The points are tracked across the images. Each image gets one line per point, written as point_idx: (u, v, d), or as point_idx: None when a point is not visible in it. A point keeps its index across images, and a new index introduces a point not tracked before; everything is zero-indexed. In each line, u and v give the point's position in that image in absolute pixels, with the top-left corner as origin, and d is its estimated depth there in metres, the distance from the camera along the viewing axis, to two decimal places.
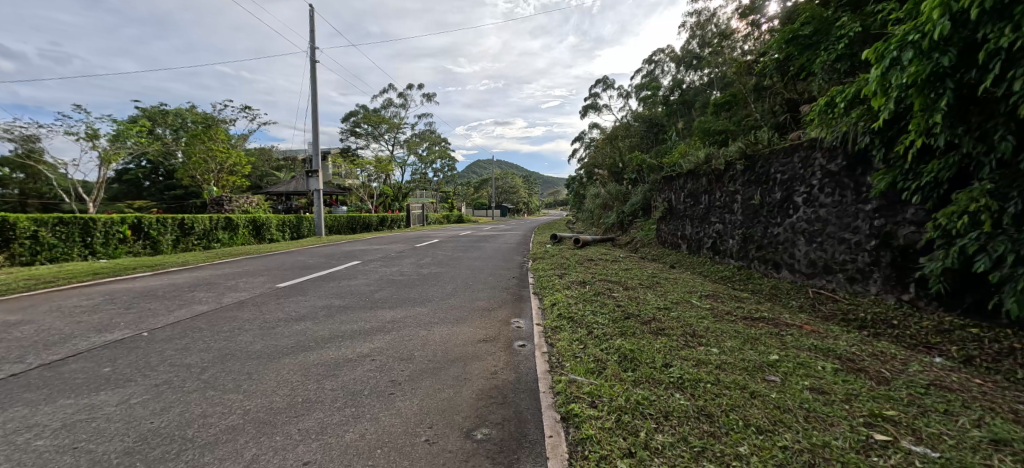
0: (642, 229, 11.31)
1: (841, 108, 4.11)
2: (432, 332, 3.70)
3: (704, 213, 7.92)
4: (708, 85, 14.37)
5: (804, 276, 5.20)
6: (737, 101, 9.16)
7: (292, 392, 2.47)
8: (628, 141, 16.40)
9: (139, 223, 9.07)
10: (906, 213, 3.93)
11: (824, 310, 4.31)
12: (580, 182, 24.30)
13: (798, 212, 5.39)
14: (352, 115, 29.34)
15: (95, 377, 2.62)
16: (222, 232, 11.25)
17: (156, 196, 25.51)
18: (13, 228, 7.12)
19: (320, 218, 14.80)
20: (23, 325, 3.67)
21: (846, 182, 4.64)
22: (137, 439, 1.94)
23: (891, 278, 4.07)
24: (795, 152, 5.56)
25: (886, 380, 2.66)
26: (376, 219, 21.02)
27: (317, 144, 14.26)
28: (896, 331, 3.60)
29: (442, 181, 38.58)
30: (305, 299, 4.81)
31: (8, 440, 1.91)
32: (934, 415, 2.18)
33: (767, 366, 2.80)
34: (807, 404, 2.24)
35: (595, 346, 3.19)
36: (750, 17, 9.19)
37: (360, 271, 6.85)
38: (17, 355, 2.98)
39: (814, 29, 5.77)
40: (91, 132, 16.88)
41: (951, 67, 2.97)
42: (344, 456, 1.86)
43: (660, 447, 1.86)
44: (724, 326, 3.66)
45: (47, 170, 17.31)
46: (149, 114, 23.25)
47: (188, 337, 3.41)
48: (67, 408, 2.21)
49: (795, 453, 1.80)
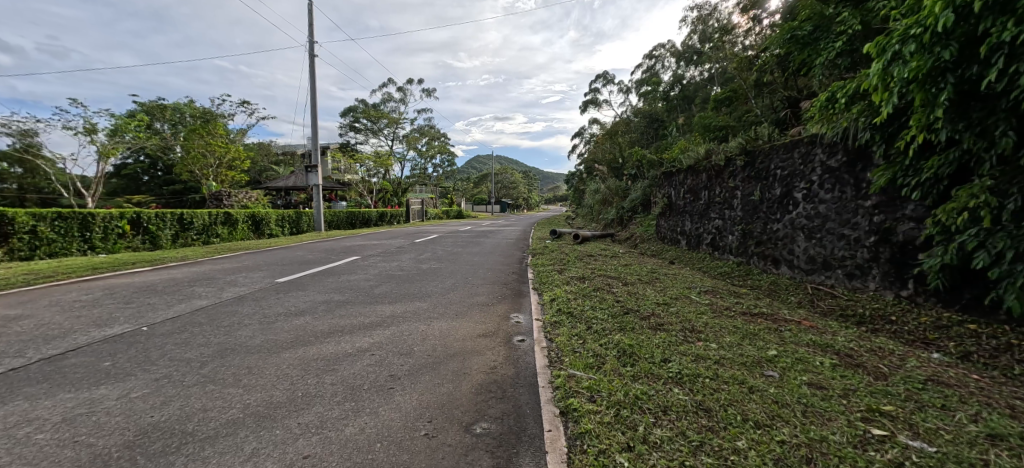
0: (642, 225, 11.29)
1: (841, 103, 4.11)
2: (431, 328, 3.70)
3: (704, 210, 7.91)
4: (709, 80, 14.00)
5: (803, 272, 5.19)
6: (738, 97, 9.14)
7: (292, 386, 2.48)
8: (628, 136, 16.94)
9: (138, 218, 9.07)
10: (905, 209, 3.95)
11: (822, 306, 4.32)
12: (580, 178, 24.30)
13: (798, 208, 5.38)
14: (351, 110, 29.04)
15: (95, 371, 2.63)
16: (222, 227, 11.26)
17: (156, 191, 25.56)
18: (12, 223, 7.12)
19: (319, 214, 14.86)
20: (24, 319, 3.67)
21: (847, 178, 4.62)
22: (138, 433, 1.95)
23: (890, 274, 4.07)
24: (796, 148, 5.54)
25: (885, 375, 2.68)
26: (376, 213, 20.91)
27: (316, 139, 14.20)
28: (895, 326, 3.61)
29: (443, 176, 38.64)
30: (305, 294, 4.81)
31: (9, 435, 1.91)
32: (931, 410, 2.19)
33: (766, 362, 2.81)
34: (804, 399, 2.25)
35: (595, 341, 3.20)
36: (750, 11, 9.18)
37: (360, 266, 6.85)
38: (17, 349, 2.98)
39: (814, 25, 5.75)
40: (89, 127, 16.88)
41: (952, 62, 2.97)
42: (344, 450, 1.87)
43: (658, 441, 1.87)
44: (722, 322, 3.67)
45: (47, 165, 17.39)
46: (148, 109, 23.12)
47: (188, 332, 3.42)
48: (67, 402, 2.22)
49: (792, 448, 1.81)
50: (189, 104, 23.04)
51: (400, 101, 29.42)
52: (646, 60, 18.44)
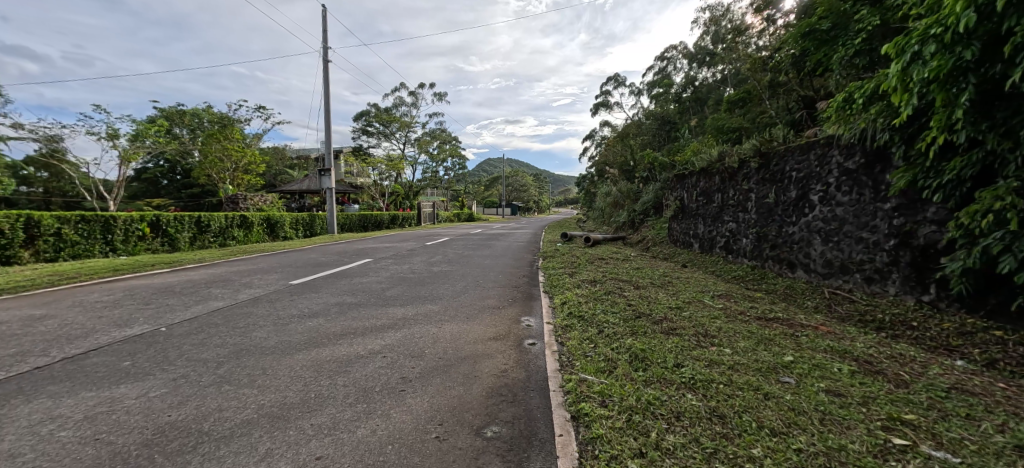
0: (653, 228, 11.19)
1: (859, 104, 4.02)
2: (442, 330, 3.72)
3: (716, 212, 7.82)
4: (722, 81, 13.87)
5: (820, 276, 5.09)
6: (752, 98, 8.99)
7: (305, 388, 2.51)
8: (640, 138, 16.82)
9: (157, 221, 9.30)
10: (927, 212, 3.84)
11: (840, 311, 4.22)
12: (590, 180, 24.24)
13: (814, 210, 5.29)
14: (364, 114, 29.44)
15: (115, 371, 2.69)
16: (237, 230, 11.48)
17: (174, 195, 26.18)
18: (37, 225, 7.34)
19: (332, 216, 15.09)
20: (48, 319, 3.79)
21: (865, 180, 4.52)
22: (156, 432, 1.99)
23: (911, 278, 3.96)
24: (811, 149, 5.45)
25: (905, 382, 2.61)
26: (387, 216, 21.12)
27: (329, 142, 14.43)
28: (916, 332, 3.51)
29: (455, 179, 38.88)
30: (318, 296, 4.87)
31: (33, 431, 1.97)
32: (955, 420, 2.12)
33: (782, 367, 2.76)
34: (822, 407, 2.20)
35: (606, 345, 3.17)
36: (765, 11, 9.07)
37: (372, 269, 6.92)
38: (42, 348, 3.07)
39: (832, 23, 5.63)
40: (111, 132, 17.40)
41: (975, 61, 2.88)
42: (356, 452, 1.88)
43: (671, 447, 1.85)
44: (736, 327, 3.61)
45: (71, 169, 17.95)
46: (167, 115, 23.73)
47: (205, 333, 3.49)
48: (89, 400, 2.28)
49: (810, 456, 1.77)
50: (207, 109, 23.59)
51: (412, 104, 29.72)
52: (657, 62, 18.32)
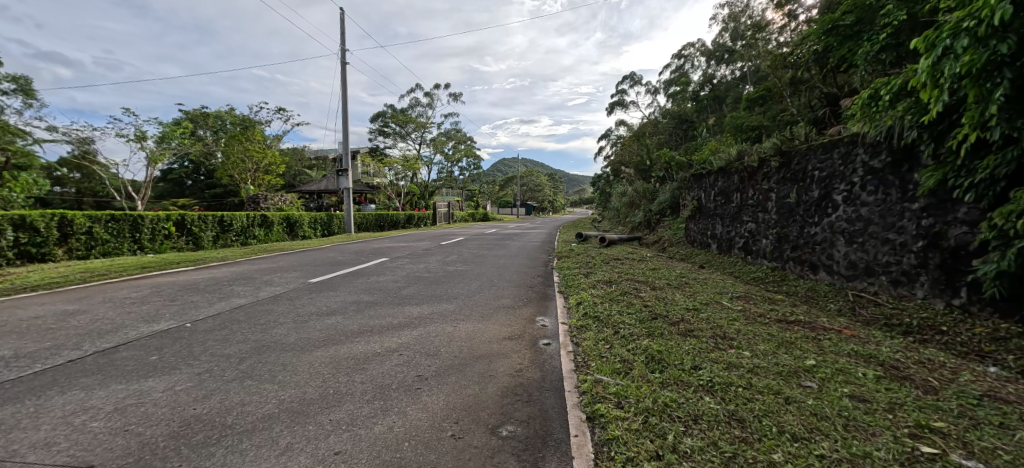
0: (670, 229, 11.05)
1: (886, 101, 3.89)
2: (457, 329, 3.75)
3: (735, 213, 7.67)
4: (742, 78, 13.58)
5: (843, 278, 4.95)
6: (772, 96, 8.80)
7: (324, 384, 2.56)
8: (656, 137, 16.61)
9: (182, 220, 9.61)
10: (958, 212, 3.70)
11: (864, 314, 4.10)
12: (606, 180, 24.05)
13: (837, 210, 5.14)
14: (381, 115, 29.82)
15: (144, 365, 2.80)
16: (258, 229, 11.77)
17: (198, 195, 26.98)
18: (71, 224, 7.66)
19: (350, 216, 15.34)
20: (81, 314, 3.95)
21: (891, 179, 4.38)
22: (182, 424, 2.06)
23: (940, 281, 3.82)
24: (835, 148, 5.30)
25: (935, 389, 2.52)
26: (403, 216, 21.35)
27: (347, 143, 14.68)
28: (946, 337, 3.39)
29: (469, 179, 39.06)
30: (335, 294, 4.96)
31: (67, 422, 2.06)
32: (988, 428, 2.04)
33: (804, 371, 2.70)
34: (846, 412, 2.14)
35: (622, 346, 3.15)
36: (786, 7, 8.87)
37: (388, 268, 7.00)
38: (76, 341, 3.21)
39: (856, 18, 5.47)
40: (139, 134, 18.04)
41: (1011, 55, 2.76)
42: (373, 448, 1.91)
43: (689, 451, 1.82)
44: (756, 329, 3.54)
45: (101, 170, 18.68)
46: (191, 117, 24.48)
47: (227, 329, 3.59)
48: (119, 393, 2.37)
49: (832, 463, 1.73)
50: (229, 111, 24.24)
51: (427, 105, 29.98)
52: (675, 60, 18.07)
